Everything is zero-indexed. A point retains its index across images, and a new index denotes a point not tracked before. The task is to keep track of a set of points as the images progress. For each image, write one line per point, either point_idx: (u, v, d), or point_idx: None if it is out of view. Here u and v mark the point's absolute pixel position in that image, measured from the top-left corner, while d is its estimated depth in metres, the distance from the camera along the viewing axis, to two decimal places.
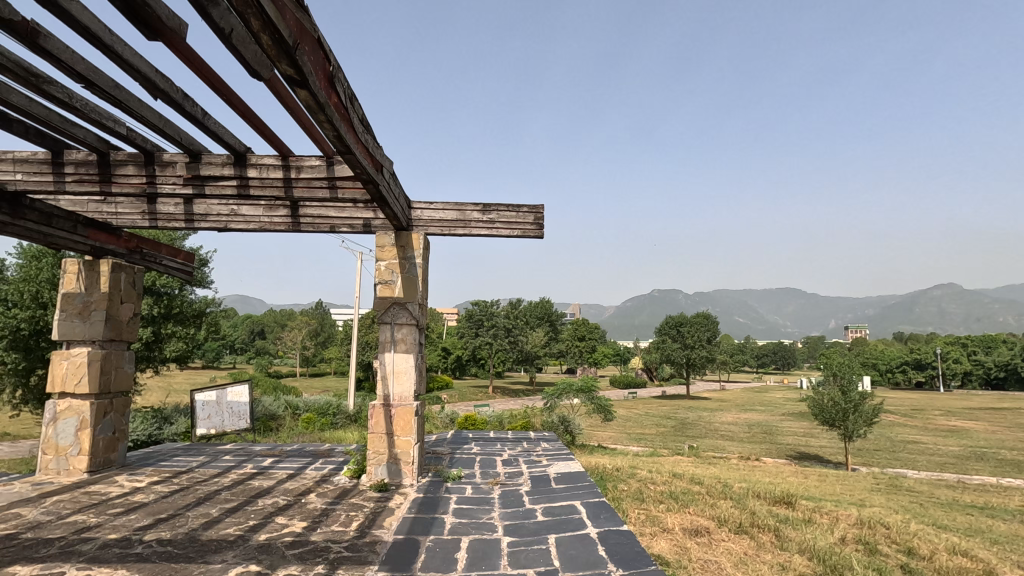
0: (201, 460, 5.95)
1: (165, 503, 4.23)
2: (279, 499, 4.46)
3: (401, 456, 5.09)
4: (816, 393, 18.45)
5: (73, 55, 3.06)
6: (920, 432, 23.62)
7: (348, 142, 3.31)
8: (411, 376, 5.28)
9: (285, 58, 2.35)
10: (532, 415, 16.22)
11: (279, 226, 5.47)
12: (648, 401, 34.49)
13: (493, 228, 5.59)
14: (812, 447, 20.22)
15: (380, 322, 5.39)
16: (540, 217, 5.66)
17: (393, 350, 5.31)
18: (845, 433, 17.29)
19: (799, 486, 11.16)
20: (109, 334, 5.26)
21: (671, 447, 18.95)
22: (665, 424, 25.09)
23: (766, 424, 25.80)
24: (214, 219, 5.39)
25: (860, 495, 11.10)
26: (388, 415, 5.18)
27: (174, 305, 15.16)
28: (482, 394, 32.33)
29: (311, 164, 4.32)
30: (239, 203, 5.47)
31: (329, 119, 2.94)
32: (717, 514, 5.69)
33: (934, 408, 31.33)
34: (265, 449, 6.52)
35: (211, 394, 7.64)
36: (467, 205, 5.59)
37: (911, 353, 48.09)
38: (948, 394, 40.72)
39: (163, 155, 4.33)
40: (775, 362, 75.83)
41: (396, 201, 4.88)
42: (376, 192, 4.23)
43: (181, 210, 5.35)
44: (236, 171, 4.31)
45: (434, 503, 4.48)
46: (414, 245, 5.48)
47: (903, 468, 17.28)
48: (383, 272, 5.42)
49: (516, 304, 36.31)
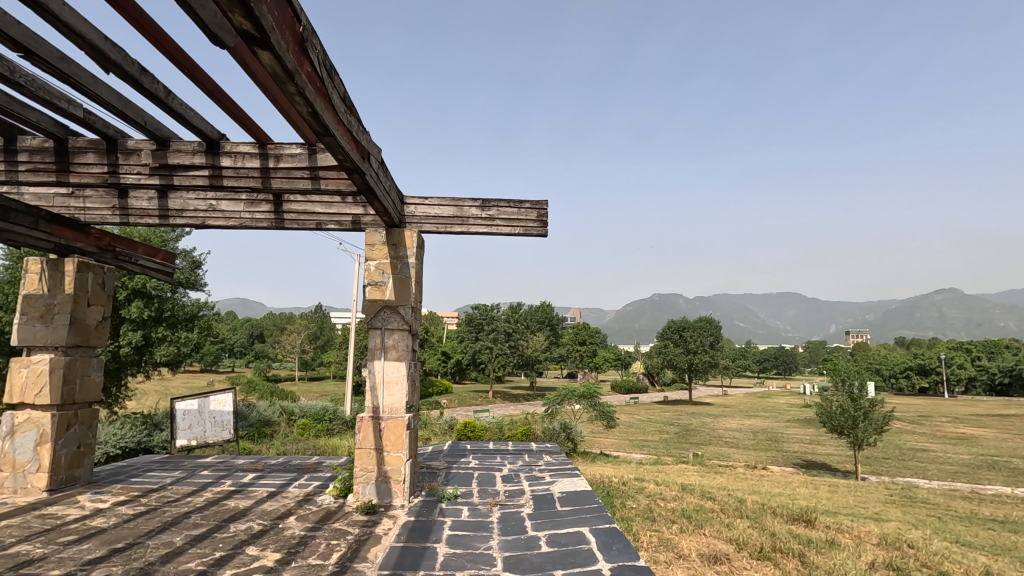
0: (177, 475, 5.51)
1: (125, 530, 3.79)
2: (254, 524, 4.01)
3: (391, 474, 4.66)
4: (824, 400, 18.02)
5: (5, 17, 2.66)
6: (929, 440, 23.09)
7: (326, 122, 2.88)
8: (402, 387, 4.84)
9: (238, 7, 1.93)
10: (534, 422, 15.76)
11: (261, 223, 5.08)
12: (650, 406, 34.00)
13: (493, 225, 5.18)
14: (819, 455, 19.74)
15: (370, 328, 4.95)
16: (543, 213, 5.24)
17: (384, 357, 4.87)
18: (855, 441, 16.80)
19: (812, 499, 10.70)
20: (73, 340, 4.84)
21: (674, 454, 18.48)
22: (667, 430, 24.59)
23: (771, 431, 25.27)
24: (190, 215, 5.03)
25: (875, 508, 10.63)
26: (377, 428, 4.75)
27: (166, 309, 14.76)
28: (483, 399, 31.88)
29: (292, 152, 3.93)
30: (218, 198, 5.08)
31: (302, 93, 2.52)
32: (735, 537, 5.25)
33: (940, 415, 30.88)
34: (248, 462, 6.08)
35: (192, 403, 7.18)
36: (464, 201, 5.18)
37: (915, 358, 47.57)
38: (953, 400, 40.16)
39: (128, 142, 3.93)
40: (777, 368, 75.22)
41: (386, 195, 4.46)
42: (363, 184, 3.80)
43: (155, 205, 4.99)
44: (207, 160, 3.90)
45: (427, 529, 4.03)
46: (407, 243, 5.05)
47: (914, 478, 16.80)
48: (373, 273, 4.98)
49: (516, 308, 35.89)
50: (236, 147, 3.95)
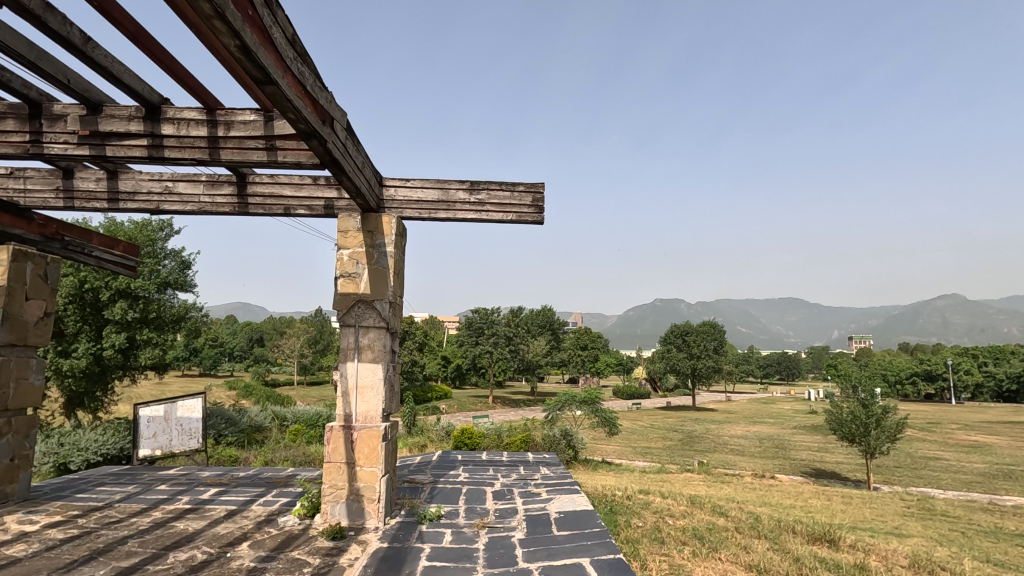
0: (130, 490, 4.94)
1: (43, 561, 3.24)
2: (198, 553, 3.43)
3: (364, 492, 4.09)
4: (833, 407, 17.38)
5: None
6: (940, 448, 22.41)
7: (264, 65, 2.33)
8: (378, 393, 4.27)
9: None
10: (533, 429, 15.16)
11: (222, 208, 4.55)
12: (653, 413, 33.30)
13: (482, 210, 4.65)
14: (828, 463, 19.10)
15: (342, 325, 4.37)
16: (539, 198, 4.70)
17: (357, 359, 4.30)
18: (867, 450, 16.13)
19: (826, 512, 10.08)
20: (7, 338, 4.39)
21: (679, 462, 17.83)
22: (671, 437, 23.96)
23: (777, 438, 24.64)
24: (143, 199, 4.52)
25: (895, 523, 9.99)
26: (349, 440, 4.18)
27: (152, 310, 14.22)
28: (483, 404, 31.27)
29: (245, 119, 3.39)
30: (175, 179, 4.55)
31: (220, 15, 1.97)
32: (756, 562, 4.65)
33: (951, 422, 30.10)
34: (213, 476, 5.51)
35: (158, 409, 6.65)
36: (451, 183, 4.64)
37: (920, 363, 46.61)
38: (961, 407, 39.43)
39: (55, 106, 3.40)
40: (781, 373, 74.38)
41: (359, 172, 3.92)
42: (325, 155, 3.25)
43: (104, 187, 4.50)
44: (146, 128, 3.35)
45: (400, 558, 3.45)
46: (384, 230, 4.49)
47: (928, 488, 16.15)
48: (345, 263, 4.40)
49: (517, 312, 35.23)
50: (181, 112, 3.41)
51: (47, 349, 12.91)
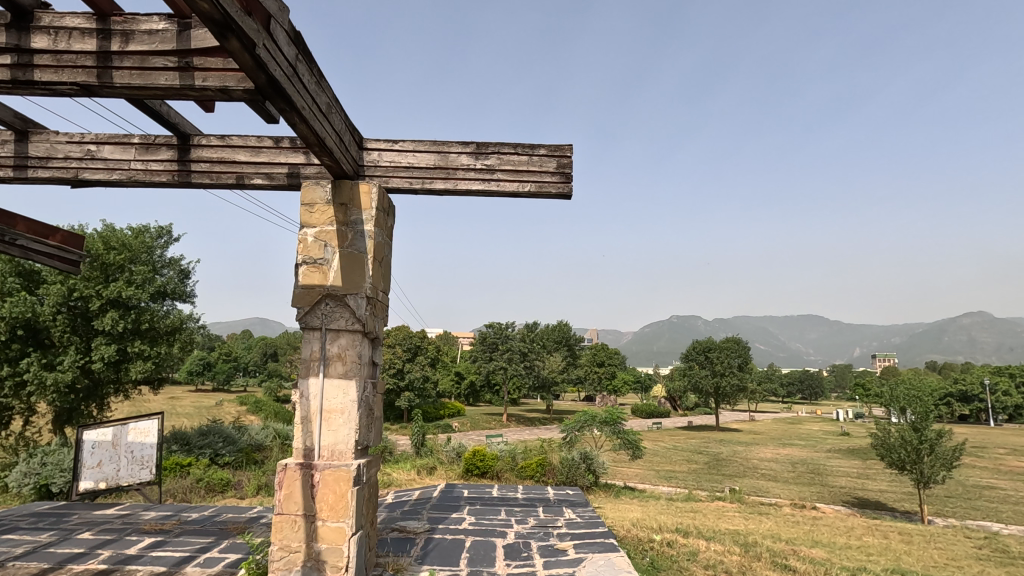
0: (42, 539, 3.90)
1: None
2: None
3: (328, 557, 3.00)
4: (880, 430, 15.78)
5: None
6: (993, 476, 20.50)
7: None
8: (349, 418, 3.17)
9: None
10: (550, 450, 13.87)
11: (158, 176, 3.55)
12: (676, 433, 31.65)
13: (491, 179, 3.61)
14: (871, 492, 17.45)
15: (305, 329, 3.29)
16: (564, 163, 3.64)
17: (323, 373, 3.23)
18: (920, 479, 14.47)
19: (890, 556, 8.68)
20: None
21: (709, 488, 16.38)
22: (696, 460, 22.38)
23: (811, 462, 22.91)
24: (59, 165, 3.56)
25: (973, 569, 8.55)
26: (310, 484, 3.09)
27: (145, 320, 13.27)
28: (498, 422, 29.98)
29: (150, 28, 2.37)
30: (100, 141, 3.60)
31: None
32: None
33: (996, 447, 28.00)
34: (155, 520, 4.44)
35: (106, 433, 5.75)
36: (450, 144, 3.61)
37: (955, 383, 44.11)
38: (1003, 430, 37.09)
39: None
40: (803, 393, 71.81)
41: (321, 116, 2.88)
42: (259, 71, 2.21)
43: (10, 151, 3.55)
44: (9, 40, 2.38)
45: None
46: (362, 203, 3.46)
47: (988, 521, 14.47)
48: (310, 246, 3.36)
49: (531, 327, 34.04)
50: (61, 19, 2.41)
51: (31, 361, 11.78)
